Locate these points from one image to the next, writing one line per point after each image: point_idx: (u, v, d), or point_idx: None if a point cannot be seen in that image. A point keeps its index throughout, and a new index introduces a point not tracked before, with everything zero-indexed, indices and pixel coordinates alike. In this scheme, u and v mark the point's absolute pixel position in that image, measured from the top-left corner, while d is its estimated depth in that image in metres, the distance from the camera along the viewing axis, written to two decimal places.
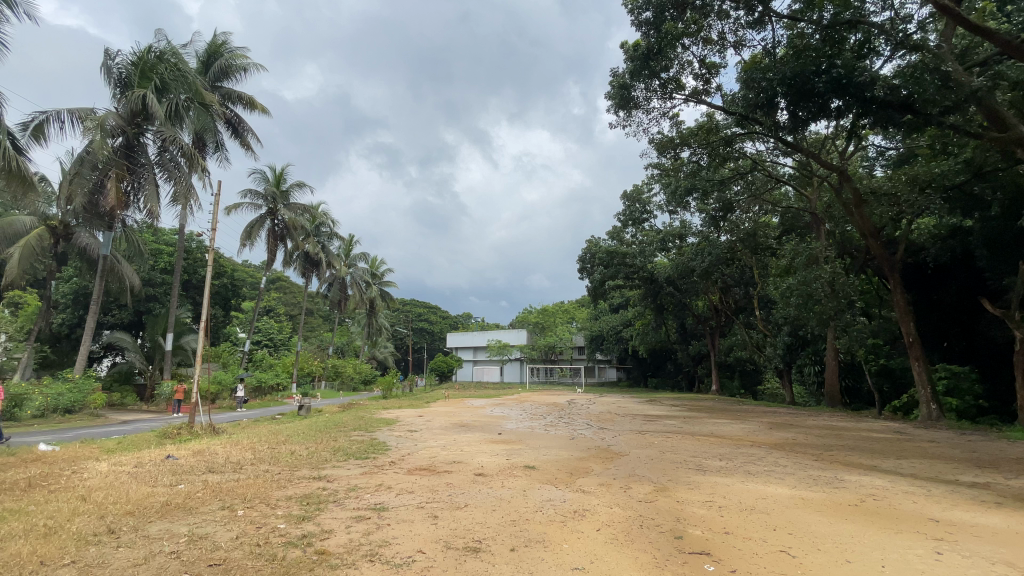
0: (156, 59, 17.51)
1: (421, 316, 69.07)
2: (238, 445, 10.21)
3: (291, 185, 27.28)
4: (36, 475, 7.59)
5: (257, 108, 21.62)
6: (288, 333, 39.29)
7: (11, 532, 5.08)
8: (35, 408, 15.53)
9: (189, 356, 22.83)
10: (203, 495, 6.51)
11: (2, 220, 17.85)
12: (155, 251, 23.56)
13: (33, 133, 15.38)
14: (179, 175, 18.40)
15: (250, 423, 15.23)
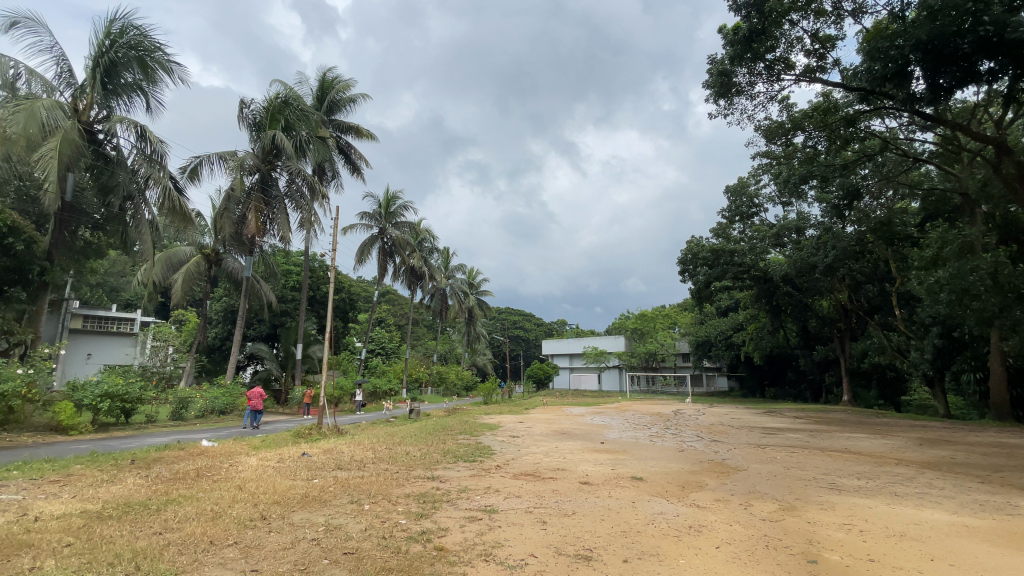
0: (283, 103, 19.95)
1: (518, 324, 70.15)
2: (360, 445, 11.12)
3: (398, 206, 29.36)
4: (203, 466, 8.90)
5: (365, 136, 23.66)
6: (397, 343, 42.17)
7: (190, 514, 6.01)
8: (197, 409, 18.20)
9: (316, 364, 25.31)
10: (334, 489, 7.17)
11: (169, 251, 21.36)
12: (286, 271, 26.72)
13: (190, 176, 18.25)
14: (304, 203, 20.66)
15: (369, 425, 16.55)
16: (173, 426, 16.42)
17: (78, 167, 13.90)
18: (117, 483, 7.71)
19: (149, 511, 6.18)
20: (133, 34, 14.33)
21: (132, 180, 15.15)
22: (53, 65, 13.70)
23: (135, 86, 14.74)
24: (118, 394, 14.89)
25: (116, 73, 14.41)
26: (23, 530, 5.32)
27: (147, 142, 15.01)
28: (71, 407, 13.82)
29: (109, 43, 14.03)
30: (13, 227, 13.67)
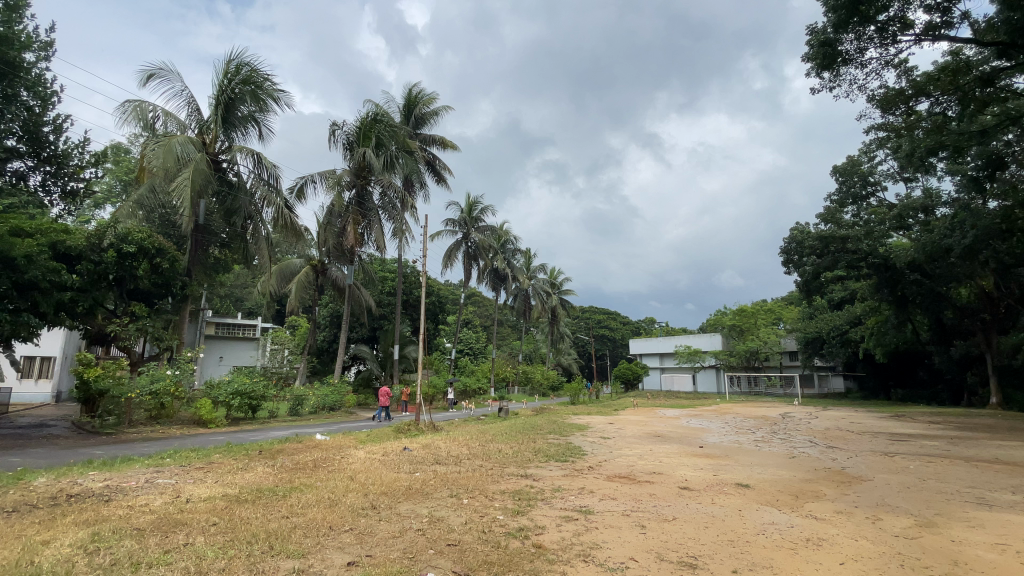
0: (373, 121, 21.38)
1: (602, 323, 68.69)
2: (455, 442, 11.57)
3: (481, 210, 30.13)
4: (319, 458, 9.78)
5: (449, 145, 24.61)
6: (483, 343, 43.35)
7: (310, 501, 6.63)
8: (311, 406, 20.07)
9: (411, 363, 26.72)
10: (434, 483, 7.54)
11: (284, 264, 23.78)
12: (383, 278, 28.66)
13: (297, 195, 20.11)
14: (397, 213, 21.93)
15: (461, 423, 17.18)
16: (291, 421, 18.27)
17: (208, 194, 15.96)
18: (249, 470, 8.71)
19: (276, 496, 6.91)
20: (245, 70, 16.16)
21: (251, 202, 17.09)
22: (184, 106, 15.79)
23: (249, 117, 16.59)
24: (245, 391, 16.82)
25: (234, 108, 16.31)
26: (179, 509, 6.19)
27: (263, 167, 16.84)
28: (209, 403, 15.88)
29: (227, 81, 15.94)
30: (158, 248, 15.57)
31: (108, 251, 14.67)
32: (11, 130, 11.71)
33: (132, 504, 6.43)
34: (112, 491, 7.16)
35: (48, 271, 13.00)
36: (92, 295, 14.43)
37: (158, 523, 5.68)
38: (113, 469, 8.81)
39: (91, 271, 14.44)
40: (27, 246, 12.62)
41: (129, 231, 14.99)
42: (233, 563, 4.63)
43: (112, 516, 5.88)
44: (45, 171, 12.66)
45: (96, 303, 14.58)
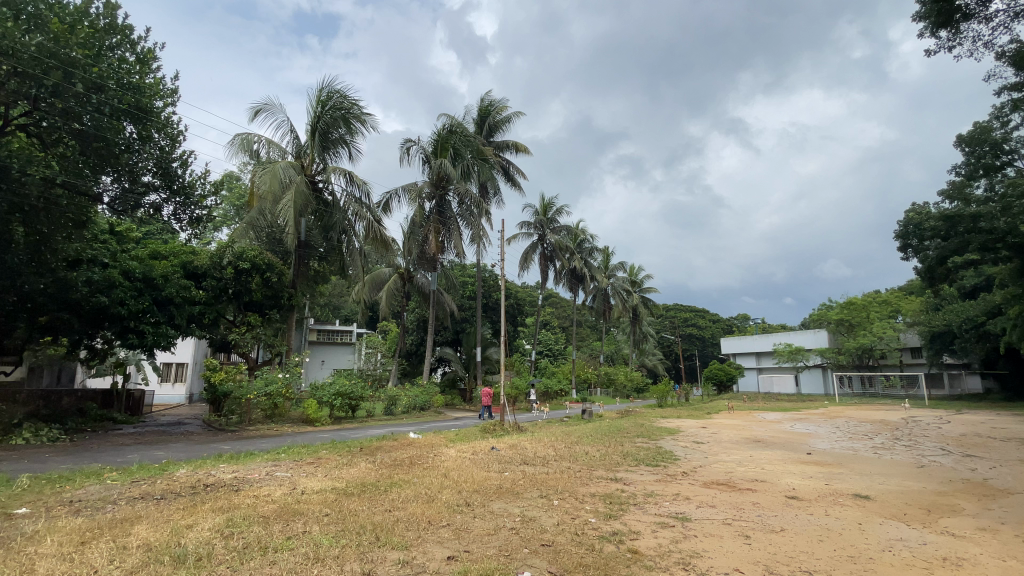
0: (448, 133, 22.20)
1: (689, 321, 65.52)
2: (541, 443, 11.63)
3: (556, 211, 30.14)
4: (414, 455, 10.30)
5: (521, 149, 24.90)
6: (563, 344, 43.20)
7: (409, 496, 7.00)
8: (403, 406, 21.15)
9: (494, 365, 27.20)
10: (524, 483, 7.63)
11: (374, 273, 25.36)
12: (464, 282, 29.52)
13: (383, 209, 21.36)
14: (474, 220, 22.55)
15: (546, 424, 17.22)
16: (386, 420, 19.38)
17: (308, 213, 17.49)
18: (353, 466, 9.38)
19: (377, 491, 7.38)
20: (335, 97, 17.55)
21: (344, 218, 18.47)
22: (285, 135, 17.42)
23: (341, 139, 17.93)
24: (345, 392, 18.11)
25: (326, 133, 17.72)
26: (296, 500, 6.82)
27: (354, 185, 18.16)
28: (315, 403, 17.30)
29: (320, 109, 17.39)
30: (268, 263, 17.28)
31: (227, 268, 16.55)
32: (147, 168, 13.03)
33: (256, 494, 7.18)
34: (239, 482, 8.03)
35: (180, 288, 15.07)
36: (215, 308, 16.30)
37: (280, 512, 6.30)
38: (239, 462, 9.91)
39: (214, 286, 16.40)
40: (161, 268, 15.02)
41: (244, 250, 16.89)
42: (345, 552, 5.00)
43: (242, 504, 6.62)
44: (173, 201, 13.91)
45: (218, 314, 16.42)
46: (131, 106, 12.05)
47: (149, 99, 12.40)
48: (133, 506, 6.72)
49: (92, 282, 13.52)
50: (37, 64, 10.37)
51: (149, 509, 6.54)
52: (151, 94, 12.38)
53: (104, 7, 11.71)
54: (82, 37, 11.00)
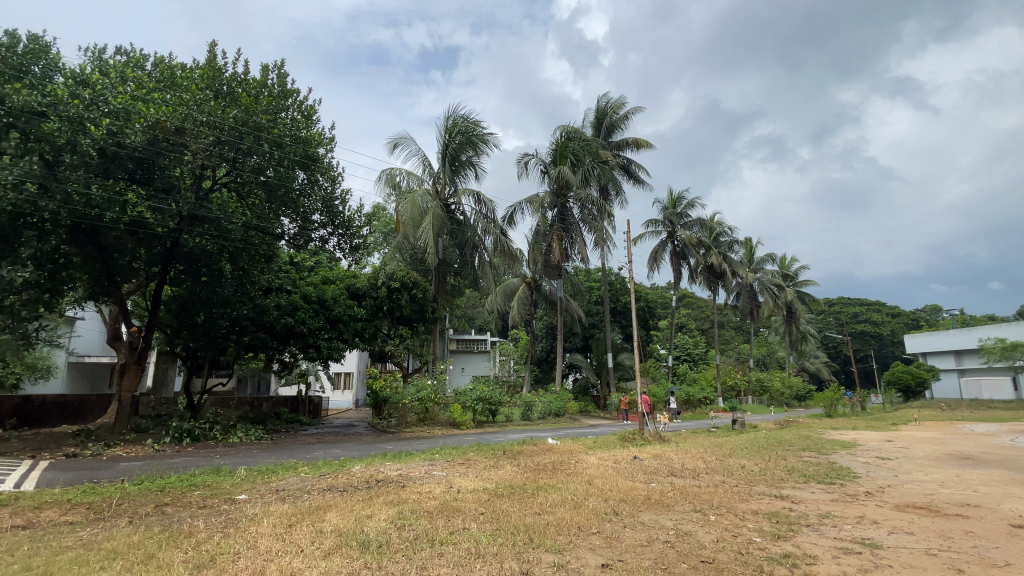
0: (566, 139, 22.36)
1: (859, 317, 56.50)
2: (688, 454, 10.99)
3: (685, 206, 28.45)
4: (556, 461, 10.46)
5: (643, 145, 24.06)
6: (704, 348, 40.37)
7: (556, 501, 7.11)
8: (539, 412, 21.61)
9: (627, 371, 26.47)
10: (673, 495, 7.26)
11: (504, 284, 26.44)
12: (590, 287, 29.30)
13: (508, 222, 22.26)
14: (597, 224, 22.34)
15: (691, 434, 16.18)
16: (524, 425, 19.95)
17: (444, 233, 18.98)
18: (500, 468, 9.85)
19: (525, 493, 7.64)
20: (460, 122, 18.87)
21: (475, 234, 19.68)
22: (419, 164, 19.13)
23: (469, 161, 19.20)
24: (485, 398, 19.11)
25: (455, 157, 19.09)
26: (454, 498, 7.37)
27: (483, 204, 19.44)
28: (459, 408, 18.57)
29: (449, 135, 18.86)
30: (414, 281, 19.21)
31: (381, 288, 18.75)
32: (316, 208, 15.33)
33: (420, 491, 7.91)
34: (403, 479, 8.93)
35: (345, 307, 17.47)
36: (373, 323, 18.54)
37: (441, 508, 6.87)
38: (401, 460, 11.05)
39: (372, 304, 18.65)
40: (330, 291, 17.53)
41: (394, 271, 18.98)
42: (502, 550, 5.26)
43: (409, 499, 7.36)
44: (336, 233, 16.14)
45: (376, 329, 18.64)
46: (302, 156, 14.23)
47: (315, 148, 14.51)
48: (323, 496, 7.89)
49: (280, 307, 16.24)
50: (235, 133, 12.85)
51: (336, 499, 7.62)
52: (316, 144, 14.46)
53: (278, 76, 14.03)
54: (264, 105, 13.34)
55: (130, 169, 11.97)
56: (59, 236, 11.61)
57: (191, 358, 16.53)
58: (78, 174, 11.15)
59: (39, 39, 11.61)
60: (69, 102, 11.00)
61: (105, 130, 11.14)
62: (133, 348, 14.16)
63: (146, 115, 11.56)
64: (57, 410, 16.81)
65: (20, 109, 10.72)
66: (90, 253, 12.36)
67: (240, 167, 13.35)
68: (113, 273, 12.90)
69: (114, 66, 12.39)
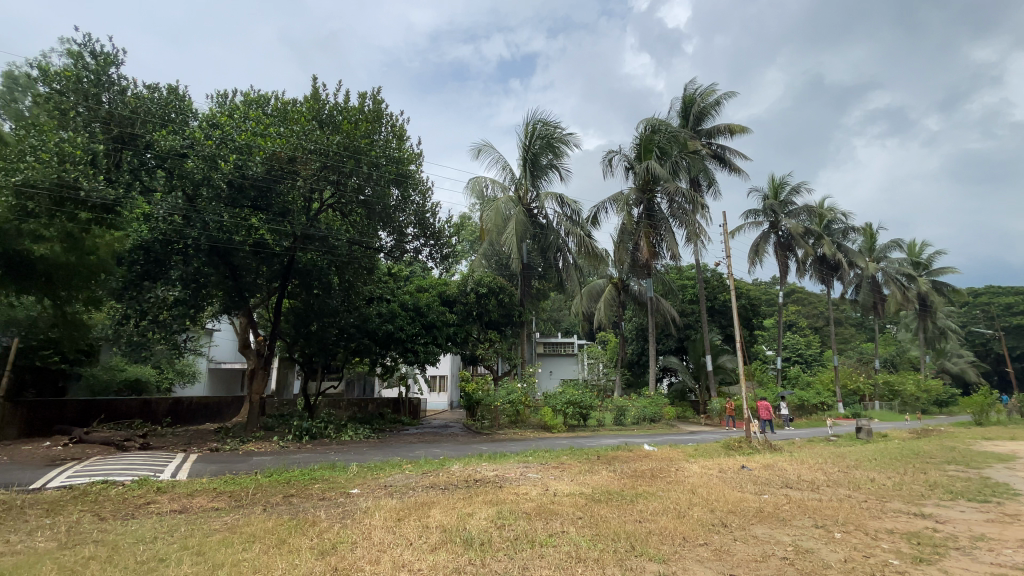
0: (651, 133, 21.61)
1: (1016, 309, 47.99)
2: (804, 464, 10.04)
3: (789, 193, 26.15)
4: (655, 468, 10.08)
5: (736, 131, 22.56)
6: (818, 348, 36.67)
7: (658, 509, 6.85)
8: (633, 417, 20.99)
9: (729, 374, 24.81)
10: (790, 508, 6.66)
11: (590, 285, 26.17)
12: (683, 286, 27.97)
13: (593, 223, 21.96)
14: (688, 218, 21.32)
15: (806, 442, 14.77)
16: (618, 430, 19.50)
17: (529, 237, 19.22)
18: (596, 473, 9.70)
19: (624, 499, 7.45)
20: (541, 126, 19.06)
21: (559, 237, 19.69)
22: (503, 171, 19.54)
23: (550, 164, 19.31)
24: (576, 402, 18.96)
25: (537, 160, 19.29)
26: (551, 501, 7.39)
27: (566, 206, 19.45)
28: (550, 412, 18.59)
29: (530, 140, 19.09)
30: (501, 286, 19.74)
31: (470, 294, 19.45)
32: (409, 221, 16.29)
33: (516, 492, 8.04)
34: (500, 479, 9.14)
35: (437, 314, 18.44)
36: (464, 327, 19.35)
37: (538, 510, 6.91)
38: (497, 461, 11.33)
39: (462, 310, 19.43)
40: (425, 299, 18.53)
41: (481, 277, 19.62)
42: (603, 556, 5.17)
43: (507, 500, 7.50)
44: (428, 244, 16.99)
45: (467, 333, 19.42)
46: (396, 174, 15.19)
47: (407, 165, 15.40)
48: (426, 493, 8.31)
49: (382, 314, 17.44)
50: (338, 158, 14.06)
51: (438, 496, 7.99)
52: (408, 161, 15.32)
53: (374, 102, 15.13)
54: (362, 130, 14.44)
55: (253, 198, 13.49)
56: (200, 259, 13.46)
57: (307, 363, 18.28)
58: (214, 204, 12.83)
59: (179, 89, 13.49)
60: (203, 142, 12.66)
61: (232, 164, 12.75)
62: (259, 355, 15.94)
63: (264, 147, 13.05)
64: (201, 410, 19.43)
65: (167, 151, 12.58)
66: (224, 272, 14.16)
67: (342, 188, 14.59)
68: (242, 289, 14.67)
69: (237, 105, 14.05)
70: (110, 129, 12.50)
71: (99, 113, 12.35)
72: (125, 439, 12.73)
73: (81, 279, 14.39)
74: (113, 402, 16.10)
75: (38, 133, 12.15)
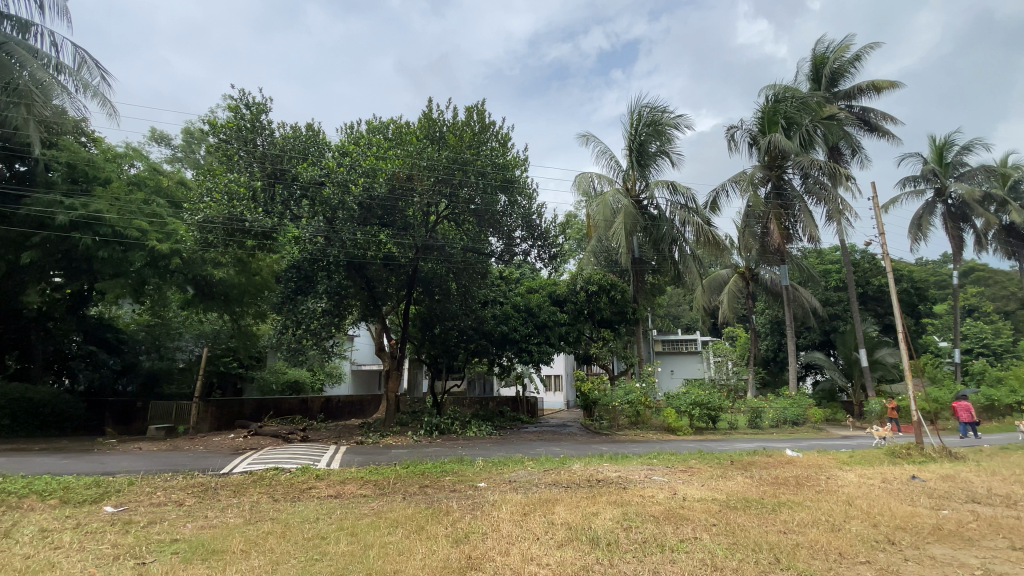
0: (775, 103, 19.55)
1: None
2: (1000, 476, 8.31)
3: (958, 152, 21.94)
4: (800, 475, 9.06)
5: (882, 88, 19.53)
6: (1012, 337, 30.12)
7: (806, 520, 6.15)
8: (771, 419, 19.14)
9: (890, 370, 21.41)
10: (979, 527, 5.56)
11: (713, 276, 24.53)
12: (825, 272, 24.87)
13: (712, 208, 20.49)
14: (828, 194, 18.94)
15: (1002, 451, 12.21)
16: (754, 434, 17.92)
17: (640, 230, 18.55)
18: (730, 478, 9.04)
19: (765, 508, 6.82)
20: (646, 113, 18.34)
21: (673, 227, 18.73)
22: (609, 163, 19.09)
23: (659, 152, 18.51)
24: (703, 402, 17.79)
25: (645, 148, 18.58)
26: (680, 506, 7.03)
27: (679, 193, 18.44)
28: (674, 413, 17.61)
29: (636, 129, 18.44)
30: (612, 283, 19.42)
31: (581, 292, 19.41)
32: (517, 225, 16.68)
33: (642, 494, 7.80)
34: (623, 481, 8.94)
35: (550, 314, 18.75)
36: (576, 326, 19.39)
37: (667, 514, 6.63)
38: (619, 462, 11.09)
39: (574, 308, 19.42)
40: (536, 299, 18.98)
41: (591, 275, 19.48)
42: (743, 566, 4.79)
43: (633, 502, 7.30)
44: (537, 245, 17.24)
45: (580, 332, 19.45)
46: (503, 181, 15.69)
47: (513, 171, 15.81)
48: (550, 490, 8.42)
49: (496, 316, 18.11)
50: (449, 171, 14.94)
51: (562, 494, 8.05)
52: (513, 166, 15.72)
53: (479, 113, 15.78)
54: (468, 142, 15.19)
55: (379, 216, 14.86)
56: (340, 273, 15.21)
57: (432, 363, 19.62)
58: (348, 224, 14.41)
59: (313, 126, 15.32)
60: (337, 169, 14.24)
61: (361, 187, 14.21)
62: (393, 357, 17.50)
63: (386, 169, 14.35)
64: (346, 407, 21.85)
65: (309, 181, 14.36)
66: (359, 284, 15.82)
67: (455, 200, 15.48)
68: (375, 298, 16.31)
69: (362, 134, 15.57)
70: (265, 167, 14.51)
71: (255, 153, 14.42)
72: (289, 432, 14.78)
73: (250, 295, 17.70)
74: (279, 400, 18.79)
75: (214, 178, 14.67)
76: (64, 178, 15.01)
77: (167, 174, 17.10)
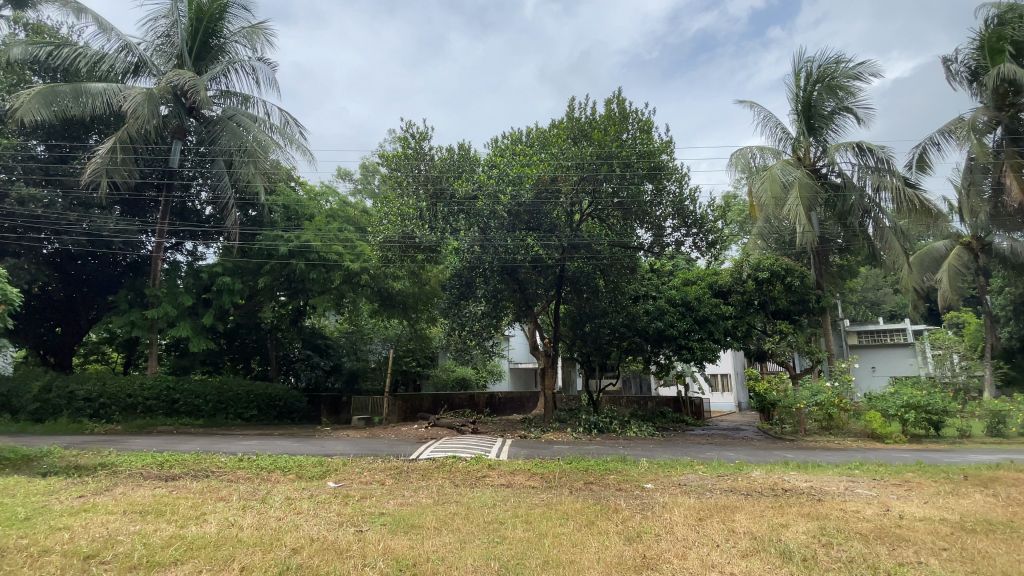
0: (999, 27, 15.33)
1: None
2: None
3: None
4: None
5: None
6: None
7: None
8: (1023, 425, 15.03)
9: None
10: None
11: (925, 250, 20.34)
12: None
13: (918, 168, 16.88)
14: None
15: None
16: (997, 444, 14.25)
17: (819, 205, 16.17)
18: (964, 496, 7.35)
19: (1020, 534, 5.38)
20: (816, 69, 15.97)
21: (863, 197, 15.95)
22: (773, 134, 17.02)
23: (835, 111, 16.05)
24: (919, 404, 14.67)
25: (817, 110, 16.18)
26: (895, 524, 5.94)
27: (868, 154, 15.67)
28: (879, 417, 14.88)
29: (803, 90, 16.17)
30: (787, 268, 17.37)
31: (748, 281, 17.71)
32: (667, 214, 15.87)
33: (843, 508, 6.75)
34: (817, 492, 7.85)
35: (713, 306, 17.47)
36: (745, 319, 17.84)
37: (878, 533, 5.64)
38: (809, 471, 9.78)
39: (741, 299, 17.85)
40: (694, 292, 17.79)
41: (760, 260, 17.63)
42: None
43: (831, 515, 6.39)
44: (691, 233, 16.19)
45: (749, 325, 17.81)
46: (649, 169, 15.12)
47: (659, 157, 15.14)
48: (727, 496, 7.82)
49: (650, 312, 17.39)
50: (593, 166, 14.87)
51: (743, 501, 7.40)
52: (660, 152, 15.05)
53: (619, 103, 15.42)
54: (610, 135, 14.92)
55: (527, 222, 15.40)
56: (496, 278, 16.17)
57: (586, 361, 19.67)
58: (499, 232, 15.26)
59: (464, 145, 16.58)
60: (488, 180, 15.16)
61: (509, 195, 14.92)
62: (548, 356, 18.00)
63: (532, 174, 14.76)
64: (509, 404, 23.20)
65: (464, 197, 15.55)
66: (513, 287, 16.65)
67: (599, 197, 15.31)
68: (528, 298, 17.08)
69: (507, 145, 16.36)
70: (427, 189, 16.00)
71: (419, 177, 16.03)
72: (461, 425, 16.21)
73: (422, 302, 19.89)
74: (451, 395, 20.75)
75: (389, 203, 16.86)
76: (283, 217, 18.71)
77: (353, 204, 20.15)
